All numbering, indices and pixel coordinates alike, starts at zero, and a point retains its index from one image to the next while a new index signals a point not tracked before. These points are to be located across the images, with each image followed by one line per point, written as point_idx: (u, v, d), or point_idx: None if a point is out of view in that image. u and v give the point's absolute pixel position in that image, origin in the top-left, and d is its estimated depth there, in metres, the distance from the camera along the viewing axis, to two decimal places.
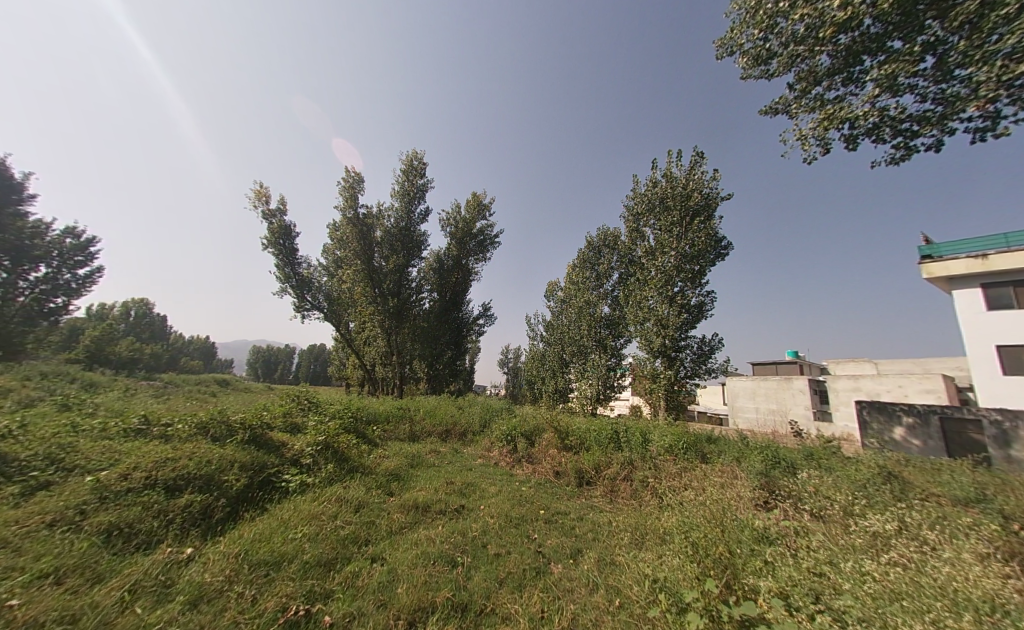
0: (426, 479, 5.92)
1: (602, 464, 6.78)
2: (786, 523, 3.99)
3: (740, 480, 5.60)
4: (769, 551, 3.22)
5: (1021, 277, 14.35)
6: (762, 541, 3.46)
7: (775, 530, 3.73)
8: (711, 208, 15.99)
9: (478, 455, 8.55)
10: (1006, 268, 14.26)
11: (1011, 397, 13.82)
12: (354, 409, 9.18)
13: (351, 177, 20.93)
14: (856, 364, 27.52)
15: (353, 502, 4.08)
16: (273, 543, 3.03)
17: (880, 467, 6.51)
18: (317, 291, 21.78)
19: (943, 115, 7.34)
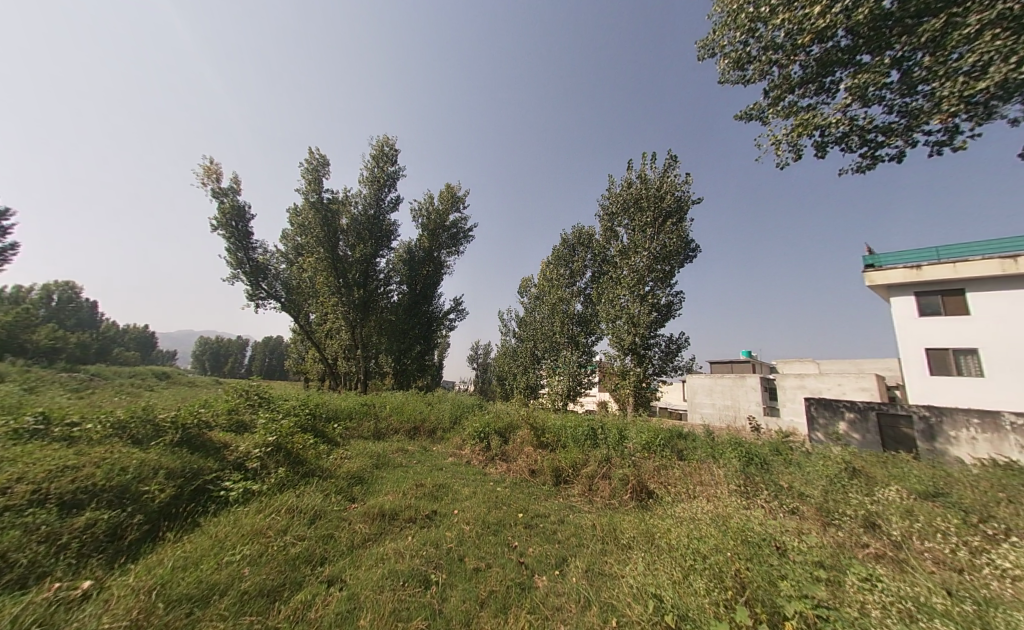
0: (395, 482, 5.43)
1: (579, 462, 6.55)
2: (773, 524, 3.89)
3: (718, 478, 5.54)
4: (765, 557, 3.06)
5: (947, 286, 15.74)
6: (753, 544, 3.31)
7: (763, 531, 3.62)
8: (683, 211, 16.26)
9: (449, 454, 8.10)
10: (936, 278, 15.56)
11: (937, 395, 15.18)
12: (311, 405, 8.40)
13: (315, 158, 19.57)
14: (802, 364, 29.47)
15: (308, 512, 3.54)
16: (202, 569, 2.49)
17: (845, 462, 6.70)
18: (274, 279, 20.24)
19: (908, 126, 7.72)
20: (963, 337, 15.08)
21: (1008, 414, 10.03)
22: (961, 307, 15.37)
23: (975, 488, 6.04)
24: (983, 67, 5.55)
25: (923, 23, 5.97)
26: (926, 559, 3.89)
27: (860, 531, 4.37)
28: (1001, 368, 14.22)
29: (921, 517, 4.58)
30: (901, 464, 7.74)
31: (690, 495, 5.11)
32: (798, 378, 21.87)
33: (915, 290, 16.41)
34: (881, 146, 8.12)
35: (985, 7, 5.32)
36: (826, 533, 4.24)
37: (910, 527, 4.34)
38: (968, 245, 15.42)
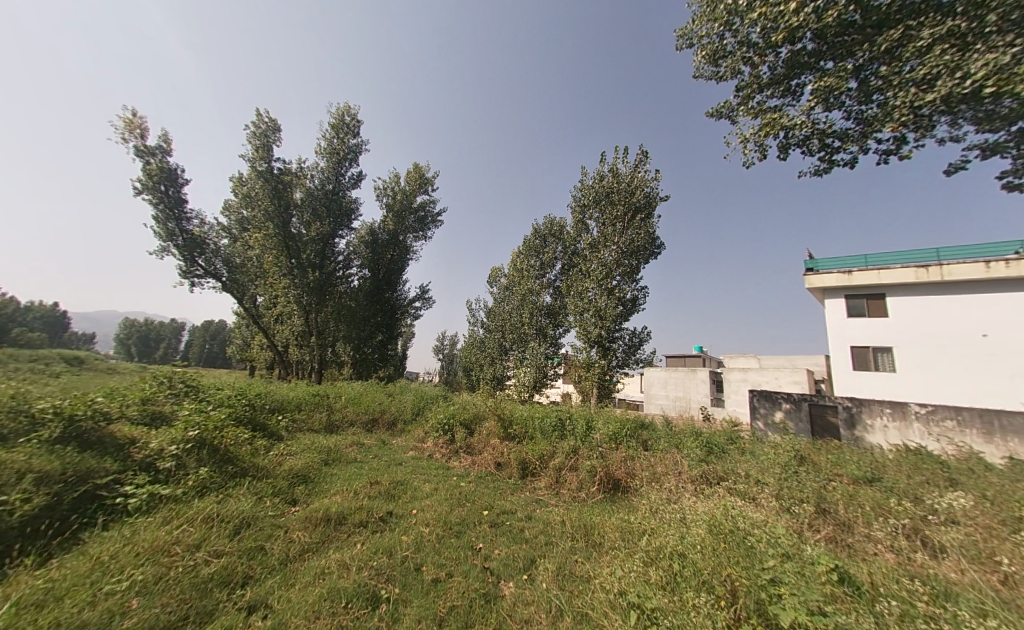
0: (347, 480, 4.90)
1: (546, 454, 6.35)
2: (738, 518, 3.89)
3: (684, 469, 5.54)
4: (736, 555, 2.97)
5: (871, 291, 17.24)
6: (721, 541, 3.22)
7: (727, 524, 3.57)
8: (651, 207, 16.48)
9: (411, 447, 7.61)
10: (864, 283, 16.97)
11: (859, 388, 16.62)
12: (252, 396, 7.52)
13: (265, 124, 17.78)
14: (744, 358, 31.55)
15: (233, 521, 3.00)
16: (61, 613, 1.93)
17: (797, 450, 6.98)
18: (213, 255, 18.31)
19: (863, 133, 8.00)
20: (882, 336, 16.62)
21: (914, 404, 11.15)
22: (882, 310, 16.94)
23: (907, 474, 6.52)
24: (931, 81, 5.78)
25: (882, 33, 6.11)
26: (872, 543, 4.03)
27: (814, 518, 4.48)
28: (914, 364, 15.84)
29: (866, 502, 4.79)
30: (840, 452, 8.30)
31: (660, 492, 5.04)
32: (743, 371, 23.29)
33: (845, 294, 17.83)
34: (838, 151, 8.40)
35: (937, 22, 5.54)
36: (783, 520, 4.31)
37: (855, 513, 4.51)
38: (889, 254, 16.98)
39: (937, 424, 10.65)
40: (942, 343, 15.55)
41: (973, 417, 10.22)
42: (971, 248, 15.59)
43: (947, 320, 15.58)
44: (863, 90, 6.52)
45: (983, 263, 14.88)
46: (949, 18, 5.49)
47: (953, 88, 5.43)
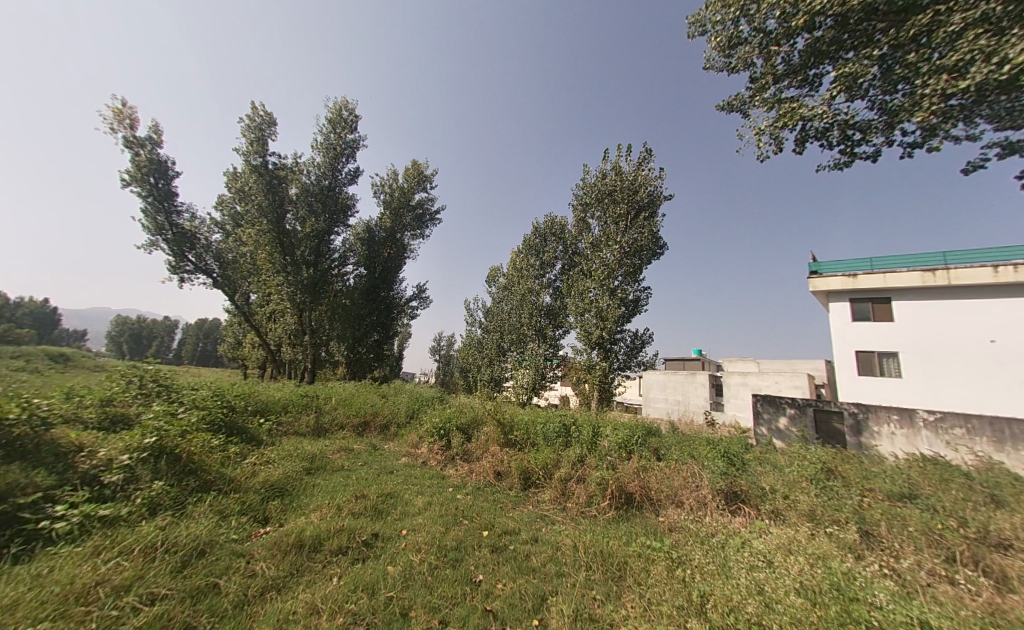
0: (331, 493, 4.45)
1: (550, 463, 5.87)
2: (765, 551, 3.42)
3: (701, 482, 5.06)
4: (771, 605, 2.52)
5: (878, 294, 16.81)
6: (750, 586, 2.77)
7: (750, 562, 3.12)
8: (654, 206, 16.03)
9: (403, 453, 7.10)
10: (869, 286, 16.56)
11: (865, 394, 16.18)
12: (234, 398, 6.99)
13: (261, 117, 17.29)
14: (744, 362, 31.16)
15: (180, 554, 2.56)
16: None
17: (820, 461, 6.48)
18: (204, 250, 17.76)
19: (887, 124, 7.53)
20: (888, 341, 16.20)
21: (922, 411, 10.68)
22: (888, 314, 16.51)
23: (940, 489, 6.03)
24: (963, 69, 5.31)
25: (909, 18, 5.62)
26: (919, 572, 3.54)
27: (851, 543, 3.98)
28: (923, 370, 15.37)
29: (907, 525, 4.27)
30: (860, 462, 7.81)
31: (674, 514, 4.58)
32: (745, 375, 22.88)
33: (850, 297, 17.38)
34: (860, 143, 7.92)
35: (969, 7, 5.08)
36: (814, 544, 3.84)
37: (889, 536, 4.07)
38: (895, 257, 16.56)
39: (946, 432, 10.20)
40: (951, 348, 15.11)
41: (983, 424, 9.83)
42: (979, 251, 15.24)
43: (957, 324, 15.16)
44: (886, 79, 6.05)
45: (991, 267, 14.53)
46: (982, 2, 5.05)
47: (986, 76, 4.96)
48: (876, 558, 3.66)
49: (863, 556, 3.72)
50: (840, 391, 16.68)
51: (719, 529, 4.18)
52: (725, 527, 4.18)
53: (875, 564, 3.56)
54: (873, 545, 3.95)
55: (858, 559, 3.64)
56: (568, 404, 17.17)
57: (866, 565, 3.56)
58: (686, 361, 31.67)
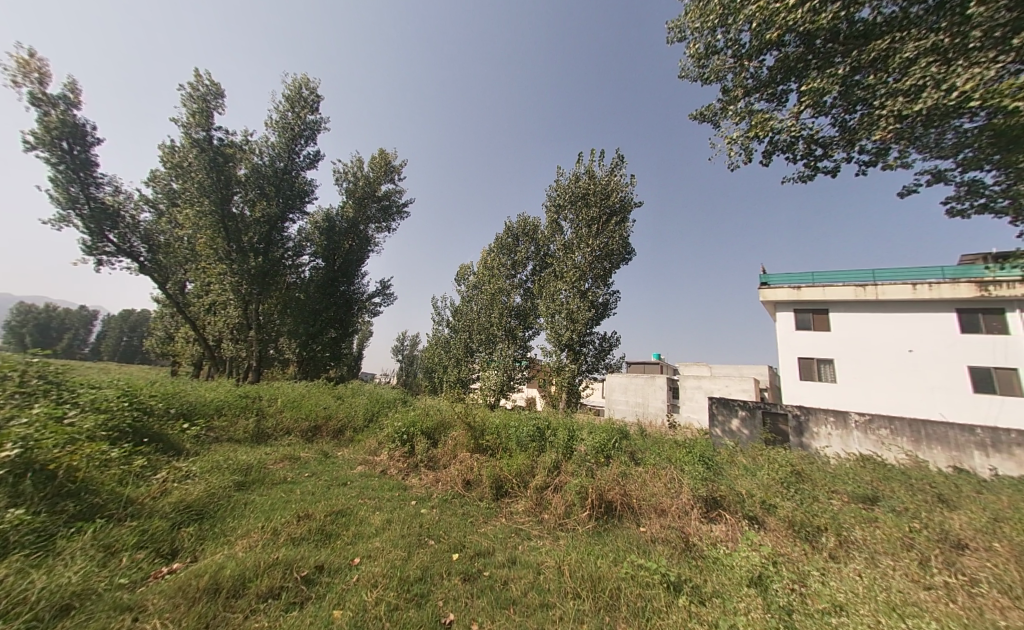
0: (270, 513, 3.74)
1: (525, 471, 5.44)
2: (751, 563, 3.23)
3: (680, 487, 4.83)
4: None
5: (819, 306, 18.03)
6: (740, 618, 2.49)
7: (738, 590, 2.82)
8: (625, 212, 16.19)
9: (360, 461, 6.34)
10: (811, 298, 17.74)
11: (807, 398, 17.23)
12: (149, 399, 5.88)
13: (206, 86, 15.54)
14: (697, 367, 32.66)
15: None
16: None
17: (789, 463, 6.53)
18: (129, 230, 15.63)
19: (847, 141, 7.66)
20: (828, 349, 17.38)
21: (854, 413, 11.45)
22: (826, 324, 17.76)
23: (894, 487, 6.24)
24: (916, 94, 5.42)
25: (869, 43, 5.75)
26: (899, 577, 3.45)
27: (832, 549, 3.88)
28: (859, 375, 16.59)
29: (881, 530, 4.24)
30: (820, 463, 8.04)
31: (657, 523, 4.31)
32: (699, 379, 23.84)
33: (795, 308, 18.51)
34: (822, 157, 8.10)
35: (922, 36, 5.23)
36: (799, 555, 3.68)
37: (864, 541, 4.00)
38: (833, 272, 17.85)
39: (874, 432, 10.97)
40: (883, 356, 16.36)
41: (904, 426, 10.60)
42: (903, 269, 16.63)
43: (886, 334, 16.47)
44: (846, 97, 6.14)
45: (910, 284, 16.03)
46: (933, 33, 5.22)
47: (937, 101, 5.05)
48: (857, 567, 3.56)
49: (846, 564, 3.61)
50: (785, 395, 17.67)
51: (702, 539, 3.96)
52: (707, 539, 3.96)
53: (859, 573, 3.45)
54: (853, 550, 3.86)
55: (842, 569, 3.51)
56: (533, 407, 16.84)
57: (851, 574, 3.43)
58: (646, 366, 32.63)
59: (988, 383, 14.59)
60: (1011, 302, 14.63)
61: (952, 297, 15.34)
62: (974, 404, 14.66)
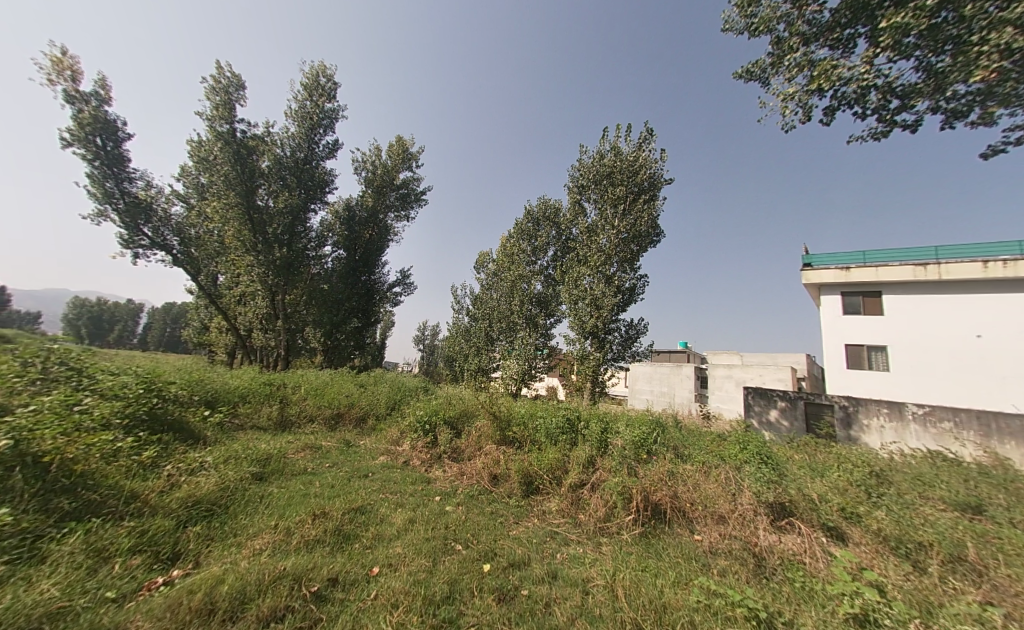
0: (286, 510, 3.43)
1: (558, 467, 4.96)
2: (850, 591, 2.62)
3: (741, 489, 4.20)
4: None
5: (870, 288, 16.42)
6: None
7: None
8: (654, 190, 15.15)
9: (381, 451, 6.07)
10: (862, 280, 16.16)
11: (854, 387, 15.82)
12: (168, 386, 5.77)
13: (228, 78, 15.56)
14: (728, 355, 31.12)
15: None
16: None
17: (856, 462, 5.71)
18: (162, 223, 16.06)
19: (935, 87, 6.58)
20: (880, 336, 15.81)
21: (912, 404, 10.22)
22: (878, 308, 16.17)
23: (986, 491, 5.34)
24: None
25: None
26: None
27: (941, 574, 3.19)
28: (920, 363, 15.02)
29: (1002, 553, 3.44)
30: (887, 459, 7.15)
31: (718, 530, 3.73)
32: (727, 368, 22.57)
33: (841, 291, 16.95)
34: (901, 110, 7.07)
35: None
36: (898, 578, 3.04)
37: (976, 563, 3.28)
38: (887, 250, 16.19)
39: (935, 424, 9.70)
40: (949, 341, 14.71)
41: (971, 419, 9.34)
42: (970, 245, 14.86)
43: (952, 317, 14.79)
44: (932, 37, 5.14)
45: (980, 262, 14.26)
46: None
47: None
48: (975, 598, 2.88)
49: (967, 595, 2.91)
50: (828, 384, 16.31)
51: (773, 553, 3.38)
52: (777, 553, 3.38)
53: (985, 607, 2.76)
54: (966, 577, 3.16)
55: (961, 601, 2.83)
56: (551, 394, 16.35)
57: (974, 607, 2.75)
58: (672, 354, 31.37)
59: None
60: None
61: None
62: None
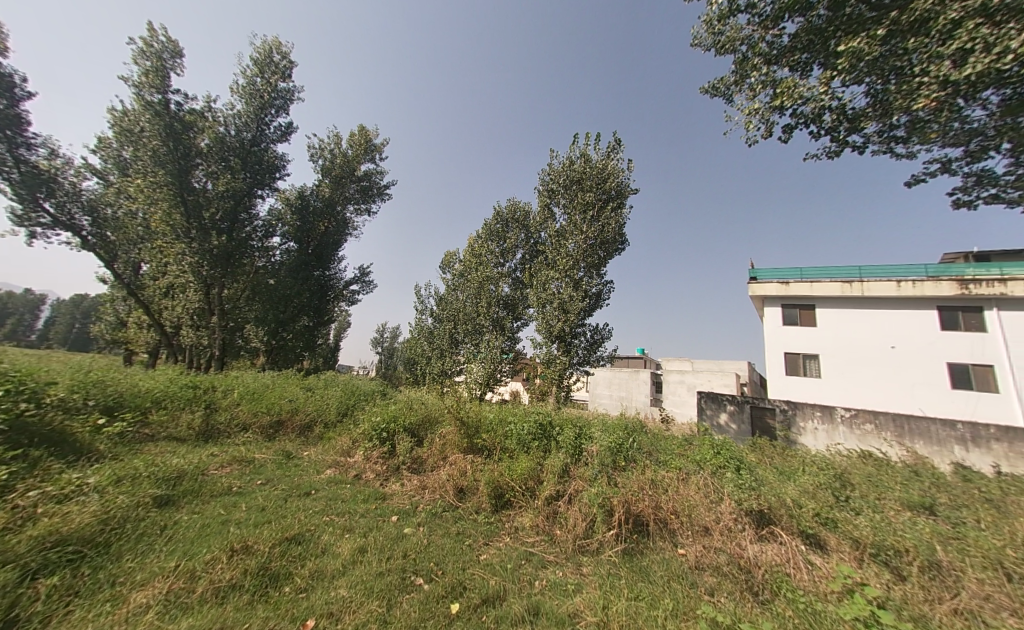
0: (193, 545, 2.70)
1: (532, 477, 4.53)
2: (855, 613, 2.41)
3: (720, 495, 3.96)
4: None
5: (806, 301, 17.68)
6: None
7: None
8: (621, 198, 15.37)
9: (329, 464, 5.29)
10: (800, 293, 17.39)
11: (792, 392, 16.91)
12: (48, 389, 4.65)
13: (161, 43, 13.78)
14: (680, 361, 32.56)
15: None
16: None
17: (819, 464, 5.79)
18: (70, 200, 13.82)
19: (882, 112, 6.85)
20: (814, 345, 17.03)
21: (840, 407, 10.90)
22: (812, 320, 17.44)
23: (930, 491, 5.60)
24: (963, 59, 4.54)
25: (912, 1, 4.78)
26: (1007, 614, 2.74)
27: (917, 580, 3.11)
28: (850, 370, 16.30)
29: (971, 558, 3.43)
30: (838, 459, 7.45)
31: (702, 543, 3.46)
32: (680, 373, 23.47)
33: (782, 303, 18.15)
34: (852, 131, 7.32)
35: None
36: (883, 590, 2.90)
37: (944, 567, 3.24)
38: (821, 267, 17.51)
39: (859, 427, 10.43)
40: (873, 350, 16.05)
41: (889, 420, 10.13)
42: (887, 266, 16.42)
43: (876, 328, 16.19)
44: (879, 67, 5.19)
45: (895, 281, 15.79)
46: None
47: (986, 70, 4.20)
48: (953, 607, 2.81)
49: (945, 605, 2.84)
50: (769, 389, 17.30)
51: (759, 565, 3.13)
52: (764, 564, 3.16)
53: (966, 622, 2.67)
54: (939, 581, 3.10)
55: (943, 615, 2.73)
56: (514, 399, 15.98)
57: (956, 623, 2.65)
58: (629, 360, 32.27)
59: (975, 379, 14.41)
60: (989, 300, 14.59)
61: (934, 295, 15.21)
62: (950, 400, 14.58)
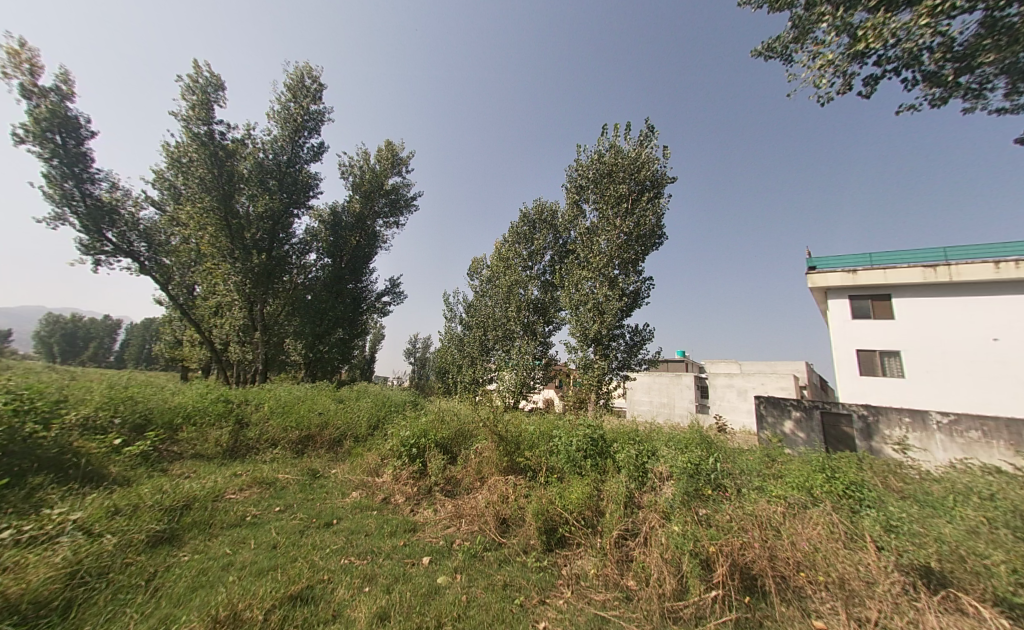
0: (173, 610, 2.19)
1: (592, 508, 3.66)
2: None
3: (864, 542, 2.88)
4: None
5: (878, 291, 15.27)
6: None
7: None
8: (658, 188, 14.21)
9: (355, 485, 4.72)
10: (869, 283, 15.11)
11: (872, 395, 14.54)
12: (64, 411, 4.41)
13: (205, 78, 14.51)
14: (727, 364, 30.14)
15: None
16: None
17: (954, 486, 4.46)
18: (129, 229, 14.77)
19: None
20: (894, 340, 14.63)
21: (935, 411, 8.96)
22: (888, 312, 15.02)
23: None
24: None
25: None
26: None
27: None
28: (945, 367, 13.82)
29: None
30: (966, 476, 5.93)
31: (852, 615, 2.43)
32: (729, 377, 21.45)
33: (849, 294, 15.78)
34: None
35: None
36: None
37: None
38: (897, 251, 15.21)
39: (962, 434, 8.52)
40: (972, 344, 13.61)
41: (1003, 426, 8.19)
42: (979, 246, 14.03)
43: (976, 317, 13.71)
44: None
45: (992, 262, 13.39)
46: None
47: None
48: None
49: None
50: (840, 393, 15.12)
51: None
52: None
53: None
54: None
55: None
56: (548, 407, 15.10)
57: None
58: (669, 364, 30.24)
59: None
60: None
61: None
62: None
